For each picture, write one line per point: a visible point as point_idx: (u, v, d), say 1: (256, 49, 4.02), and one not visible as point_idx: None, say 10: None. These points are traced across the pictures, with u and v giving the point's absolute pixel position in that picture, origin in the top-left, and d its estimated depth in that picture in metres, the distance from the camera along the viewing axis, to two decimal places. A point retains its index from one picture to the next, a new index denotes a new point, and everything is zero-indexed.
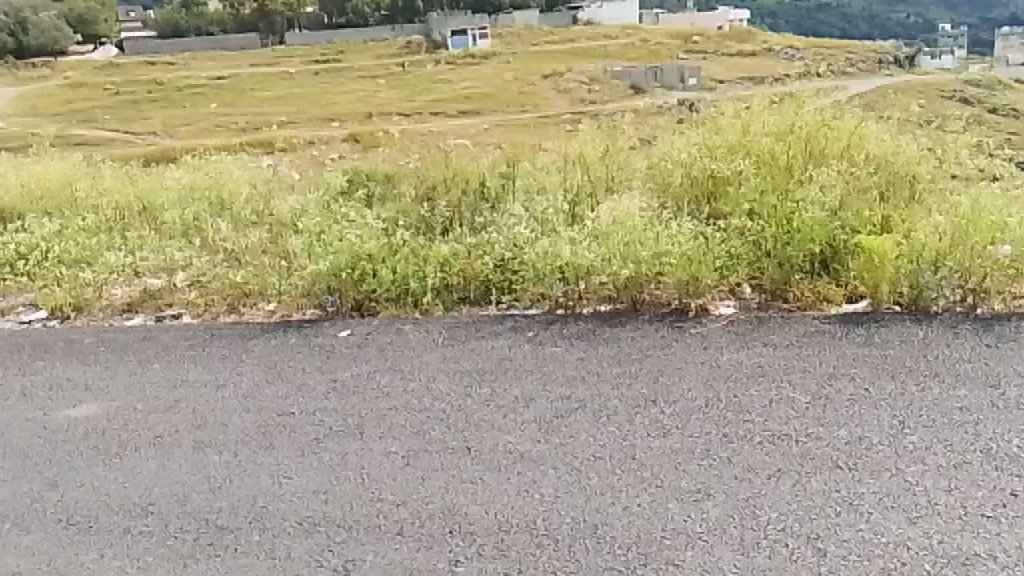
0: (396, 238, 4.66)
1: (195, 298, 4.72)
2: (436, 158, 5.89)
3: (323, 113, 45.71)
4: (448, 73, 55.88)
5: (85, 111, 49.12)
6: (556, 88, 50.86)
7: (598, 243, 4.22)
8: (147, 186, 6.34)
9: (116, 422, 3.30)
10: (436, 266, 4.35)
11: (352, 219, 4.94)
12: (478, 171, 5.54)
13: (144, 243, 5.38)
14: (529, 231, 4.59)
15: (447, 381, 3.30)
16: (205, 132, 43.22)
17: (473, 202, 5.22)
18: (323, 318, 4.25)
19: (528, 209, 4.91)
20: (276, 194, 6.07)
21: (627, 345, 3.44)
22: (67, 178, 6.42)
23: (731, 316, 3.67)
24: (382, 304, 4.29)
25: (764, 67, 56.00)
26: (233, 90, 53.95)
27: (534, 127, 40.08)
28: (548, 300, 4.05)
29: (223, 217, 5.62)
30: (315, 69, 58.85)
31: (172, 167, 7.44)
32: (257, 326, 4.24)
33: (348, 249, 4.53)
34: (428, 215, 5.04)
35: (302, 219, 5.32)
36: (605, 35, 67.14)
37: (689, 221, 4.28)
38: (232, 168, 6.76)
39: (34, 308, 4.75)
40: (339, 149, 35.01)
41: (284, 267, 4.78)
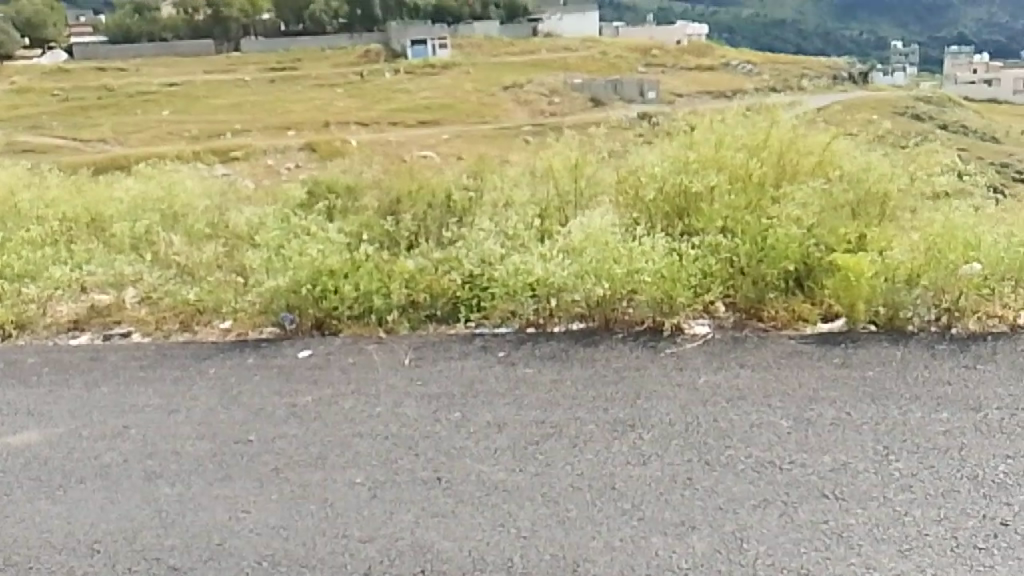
0: (359, 253, 4.49)
1: (146, 316, 4.54)
2: (402, 170, 5.75)
3: (279, 122, 45.21)
4: (408, 83, 55.66)
5: (32, 116, 47.93)
6: (516, 99, 51.01)
7: (570, 258, 4.13)
8: (96, 196, 6.10)
9: (59, 450, 3.09)
10: (401, 283, 4.22)
11: (313, 231, 4.77)
12: (445, 184, 5.41)
13: (92, 257, 5.15)
14: (498, 245, 4.49)
15: (414, 405, 3.17)
16: (158, 140, 42.46)
17: (439, 216, 5.09)
18: (281, 338, 4.09)
19: (496, 223, 4.81)
20: (232, 206, 5.87)
21: (602, 366, 3.34)
22: (10, 188, 6.15)
23: (706, 336, 3.61)
24: (345, 322, 4.15)
25: (722, 81, 56.76)
26: (187, 97, 53.13)
27: (495, 140, 40.13)
28: (517, 319, 3.94)
29: (176, 230, 5.40)
30: (273, 76, 58.17)
31: (122, 176, 7.18)
32: (211, 347, 4.07)
33: (309, 263, 4.37)
34: (393, 228, 4.89)
35: (260, 231, 5.12)
36: (565, 48, 67.52)
37: (662, 238, 4.19)
38: (187, 179, 6.54)
39: None
40: (296, 158, 34.64)
41: (241, 284, 4.61)
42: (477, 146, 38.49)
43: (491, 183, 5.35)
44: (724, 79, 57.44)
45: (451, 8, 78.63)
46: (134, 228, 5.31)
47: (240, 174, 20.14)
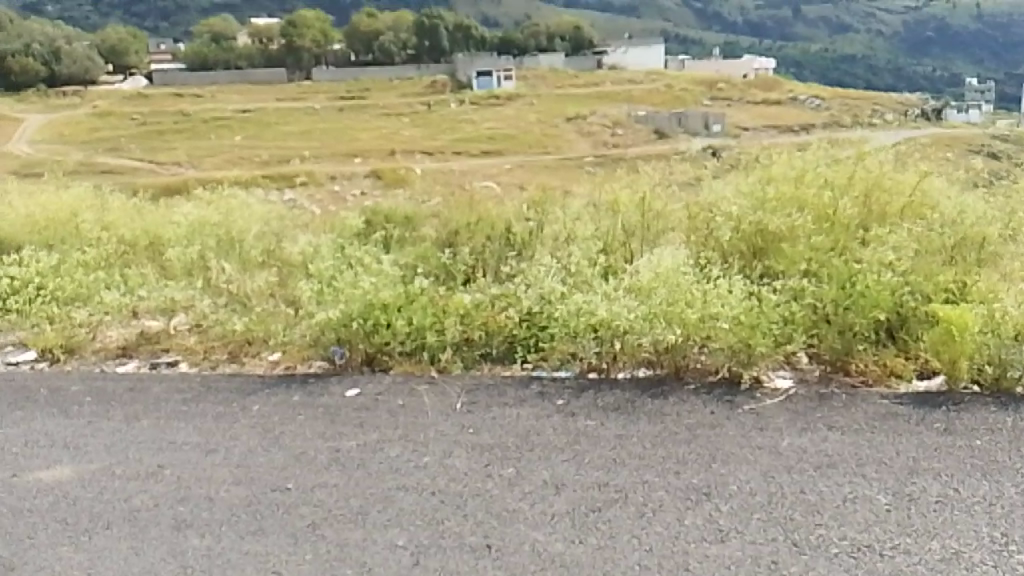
0: (413, 286, 4.27)
1: (195, 344, 4.41)
2: (462, 201, 5.55)
3: (346, 149, 45.97)
4: (472, 113, 56.20)
5: (111, 139, 49.76)
6: (580, 131, 51.02)
7: (637, 299, 3.85)
8: (154, 220, 6.04)
9: (88, 490, 2.91)
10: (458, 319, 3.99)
11: (368, 262, 4.57)
12: (504, 216, 5.19)
13: (146, 282, 5.05)
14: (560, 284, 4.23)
15: (463, 455, 2.92)
16: (230, 164, 43.57)
17: (499, 250, 4.87)
18: (332, 374, 3.88)
19: (559, 258, 4.55)
20: (288, 233, 5.74)
21: (672, 423, 3.07)
22: (73, 211, 6.13)
23: (787, 391, 3.30)
24: (396, 359, 3.93)
25: (789, 116, 55.88)
26: (258, 123, 54.54)
27: (558, 171, 40.05)
28: (578, 363, 3.68)
29: (230, 257, 5.27)
30: (341, 105, 59.36)
31: (183, 200, 7.13)
32: (256, 381, 3.89)
33: (364, 294, 4.17)
34: (449, 261, 4.65)
35: (313, 260, 4.94)
36: (630, 80, 67.44)
37: (739, 280, 3.89)
38: (247, 203, 6.47)
39: (21, 348, 4.46)
40: (362, 185, 35.14)
41: (292, 316, 4.45)
42: (540, 176, 38.50)
43: (555, 215, 5.14)
44: (792, 114, 56.54)
45: (517, 41, 79.30)
46: (189, 253, 5.20)
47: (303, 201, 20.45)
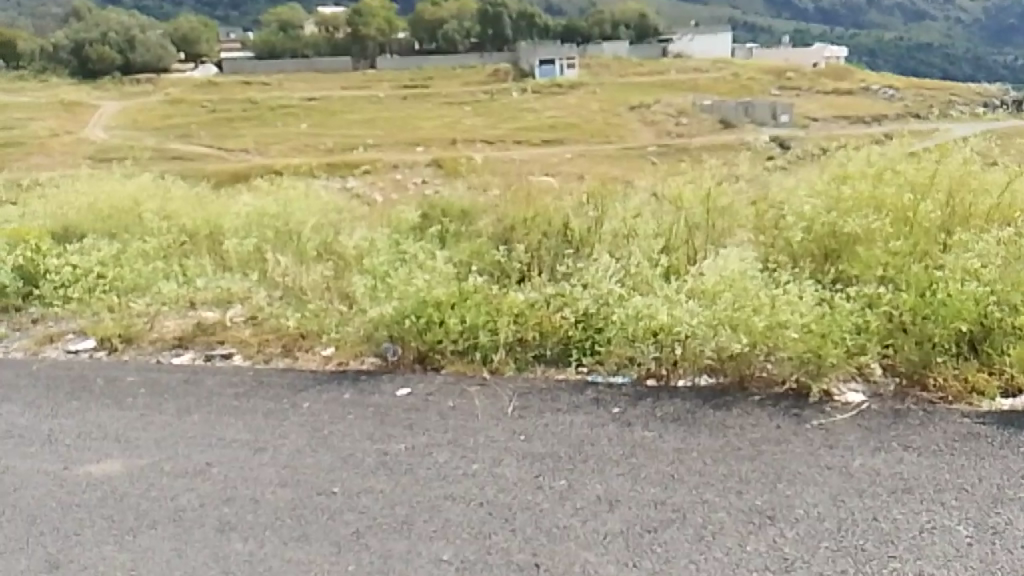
0: (468, 282, 4.18)
1: (250, 336, 4.40)
2: (520, 194, 5.45)
3: (409, 137, 46.30)
4: (534, 102, 55.99)
5: (182, 126, 51.02)
6: (643, 120, 50.42)
7: (701, 305, 3.69)
8: (214, 210, 6.09)
9: (137, 486, 2.90)
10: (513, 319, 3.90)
11: (423, 258, 4.49)
12: (563, 211, 5.06)
13: (203, 272, 5.08)
14: (618, 285, 4.09)
15: (515, 463, 2.83)
16: (295, 151, 44.26)
17: (558, 245, 4.75)
18: (385, 372, 3.82)
19: (618, 257, 4.41)
20: (345, 225, 5.71)
21: (735, 439, 2.94)
22: (137, 200, 6.24)
23: (861, 406, 3.13)
24: (448, 357, 3.84)
25: (861, 106, 54.20)
26: (323, 111, 55.27)
27: (621, 161, 39.68)
28: (637, 368, 3.55)
29: (286, 249, 5.25)
30: (404, 94, 59.74)
31: (243, 189, 7.16)
32: (309, 375, 3.86)
33: (417, 291, 4.10)
34: (504, 259, 4.55)
35: (368, 255, 4.88)
36: (695, 69, 66.30)
37: (808, 285, 3.71)
38: (306, 194, 6.48)
39: (82, 336, 4.53)
40: (423, 174, 35.33)
41: (345, 310, 4.41)
42: (601, 166, 38.16)
43: (615, 210, 4.99)
44: (863, 104, 54.85)
45: (581, 29, 78.64)
46: (247, 245, 5.21)
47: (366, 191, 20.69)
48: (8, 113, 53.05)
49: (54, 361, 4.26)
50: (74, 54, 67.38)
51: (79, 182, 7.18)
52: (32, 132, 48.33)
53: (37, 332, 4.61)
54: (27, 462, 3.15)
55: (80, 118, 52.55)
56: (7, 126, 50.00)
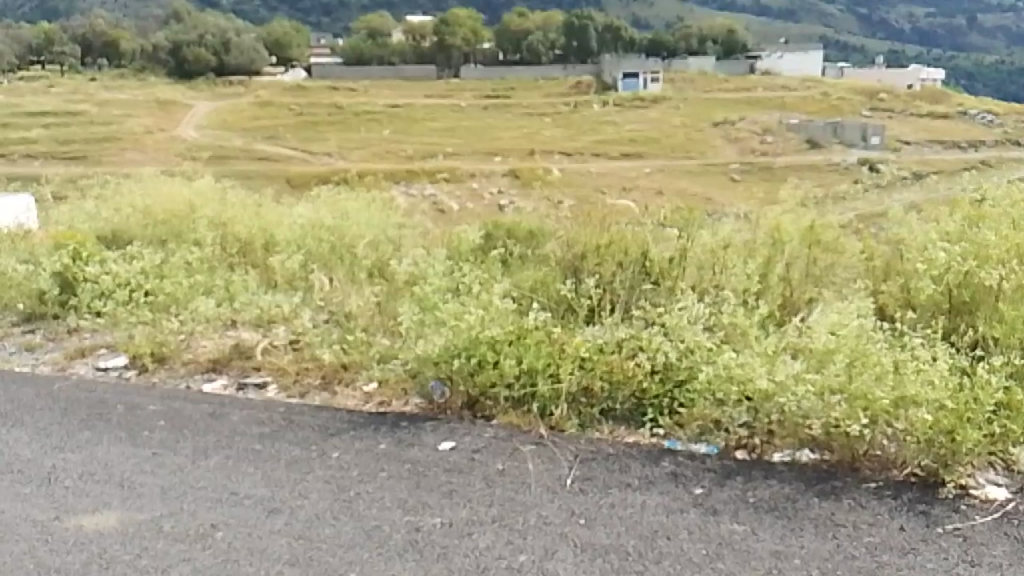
0: (529, 320, 3.66)
1: (292, 362, 4.02)
2: (600, 214, 4.92)
3: (488, 147, 46.15)
4: (616, 115, 55.23)
5: (269, 128, 52.00)
6: (726, 137, 49.21)
7: (807, 364, 3.11)
8: (269, 218, 5.74)
9: (131, 550, 2.50)
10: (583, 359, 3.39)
11: (478, 289, 3.98)
12: (641, 236, 4.50)
13: (248, 288, 4.69)
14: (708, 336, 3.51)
15: (569, 559, 2.33)
16: (376, 156, 44.54)
17: (636, 278, 4.20)
18: (432, 417, 3.35)
19: (704, 300, 3.83)
20: (400, 244, 5.25)
21: (847, 543, 2.37)
22: (190, 206, 5.92)
23: (1003, 506, 2.53)
24: (501, 405, 3.35)
25: (957, 131, 51.73)
26: (405, 118, 55.62)
27: (700, 178, 38.81)
28: (724, 436, 3.05)
29: (338, 271, 4.85)
30: (487, 103, 59.60)
31: (302, 196, 6.76)
32: (347, 415, 3.42)
33: (477, 316, 3.62)
34: (574, 292, 4.02)
35: (423, 278, 4.41)
36: (783, 87, 64.31)
37: (934, 346, 3.09)
38: (371, 207, 6.07)
39: (115, 352, 4.22)
40: (499, 186, 35.03)
41: (390, 344, 3.96)
42: (680, 183, 37.29)
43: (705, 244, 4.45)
44: (959, 129, 52.27)
45: (667, 43, 77.19)
46: (294, 261, 4.83)
47: (439, 206, 20.36)
48: (107, 109, 55.02)
49: (82, 380, 3.94)
50: (171, 55, 69.44)
51: (140, 183, 6.89)
52: (128, 128, 49.96)
53: (70, 345, 4.30)
54: (16, 506, 2.80)
55: (173, 117, 54.14)
56: (105, 122, 51.78)
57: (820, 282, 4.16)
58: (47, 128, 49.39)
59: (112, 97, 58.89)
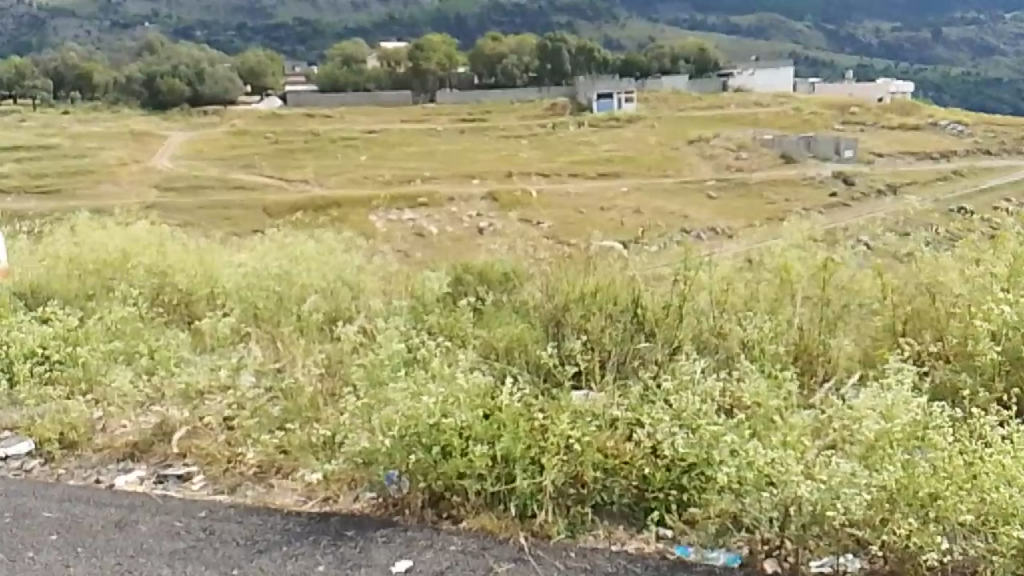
0: (501, 393, 3.00)
1: (224, 444, 3.39)
2: (583, 251, 4.36)
3: (466, 170, 45.59)
4: (592, 135, 54.96)
5: (246, 156, 51.26)
6: (702, 154, 49.04)
7: (850, 456, 2.51)
8: (210, 266, 5.11)
9: None
10: (574, 443, 2.76)
11: (435, 358, 3.34)
12: (634, 283, 3.92)
13: (176, 353, 4.03)
14: (725, 412, 2.91)
15: None
16: (354, 183, 43.87)
17: (629, 331, 3.62)
18: (387, 523, 2.73)
19: (713, 367, 3.21)
20: (354, 295, 4.59)
21: None
22: (123, 258, 5.24)
23: None
24: (469, 507, 2.74)
25: (928, 142, 51.85)
26: (382, 143, 55.04)
27: (677, 196, 38.46)
28: (746, 539, 2.47)
29: (285, 329, 4.22)
30: (463, 127, 59.05)
31: (253, 237, 6.08)
32: (284, 522, 2.80)
33: (445, 382, 3.01)
34: (556, 359, 3.39)
35: (377, 336, 3.77)
36: (756, 104, 64.38)
37: (1007, 423, 2.51)
38: (326, 243, 5.41)
39: (16, 437, 3.55)
40: (479, 209, 34.58)
41: (330, 427, 3.29)
42: (658, 201, 36.95)
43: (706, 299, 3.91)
44: (931, 140, 52.34)
45: (641, 63, 77.22)
46: (225, 322, 4.17)
47: (412, 240, 19.72)
48: (80, 142, 54.06)
49: None
50: (145, 86, 68.61)
51: (75, 229, 6.19)
52: (101, 161, 49.02)
53: None
54: None
55: (148, 148, 53.27)
56: (79, 155, 50.84)
57: (837, 332, 3.63)
58: (19, 163, 48.41)
59: (85, 130, 57.86)
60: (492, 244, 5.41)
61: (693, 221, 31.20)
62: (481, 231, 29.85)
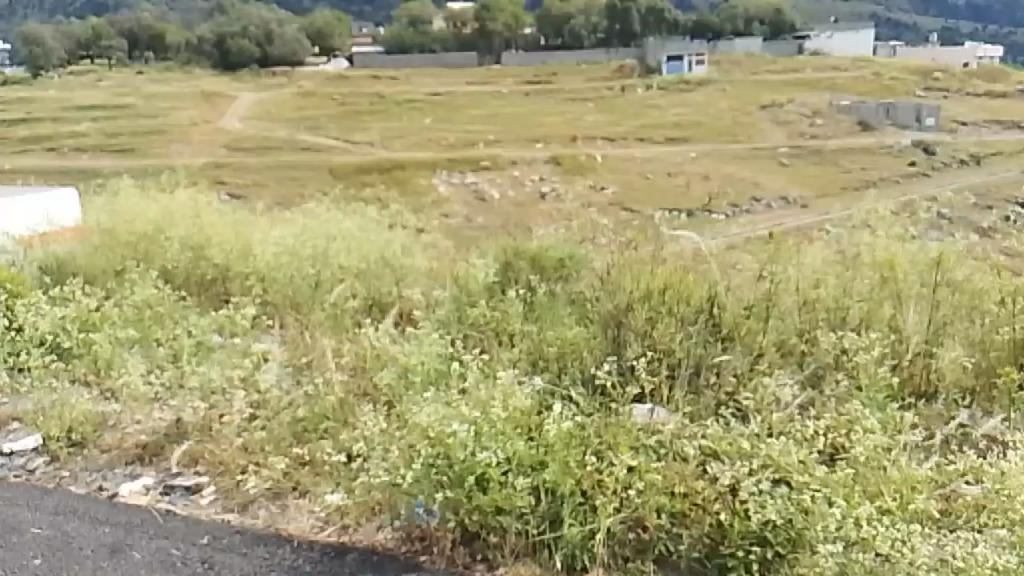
0: (555, 416, 2.54)
1: (240, 450, 3.00)
2: (650, 234, 3.87)
3: (530, 133, 44.80)
4: (660, 99, 53.46)
5: (312, 117, 51.37)
6: (774, 120, 47.23)
7: (998, 532, 2.01)
8: (242, 242, 4.75)
9: None
10: (642, 477, 2.32)
11: (478, 369, 2.91)
12: (706, 283, 3.43)
13: (202, 338, 3.67)
14: (824, 457, 2.45)
15: None
16: (418, 145, 43.48)
17: (703, 338, 3.14)
18: (413, 566, 2.33)
19: (798, 398, 2.74)
20: (393, 285, 4.20)
21: None
22: (158, 231, 4.95)
23: None
24: (506, 555, 2.31)
25: (1017, 110, 48.95)
26: (447, 106, 54.52)
27: (746, 163, 37.13)
28: None
29: (318, 319, 3.86)
30: (528, 90, 58.03)
31: (293, 210, 5.73)
32: (297, 556, 2.41)
33: (489, 395, 2.60)
34: (617, 376, 2.93)
35: (411, 338, 3.35)
36: (832, 68, 61.64)
37: None
38: (366, 221, 5.02)
39: (23, 431, 3.24)
40: (543, 174, 33.92)
41: (352, 444, 2.89)
42: (727, 168, 35.71)
43: (789, 301, 3.45)
44: (1021, 108, 49.40)
45: (712, 25, 74.71)
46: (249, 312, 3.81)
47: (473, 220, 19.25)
48: (153, 102, 54.88)
49: None
50: (216, 47, 69.22)
51: (120, 203, 5.91)
52: (173, 120, 49.64)
53: None
54: None
55: (218, 109, 53.78)
56: (152, 114, 51.58)
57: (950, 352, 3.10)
58: (95, 121, 49.36)
59: (158, 90, 58.69)
60: (550, 228, 5.00)
61: (763, 189, 30.00)
62: (544, 198, 29.24)
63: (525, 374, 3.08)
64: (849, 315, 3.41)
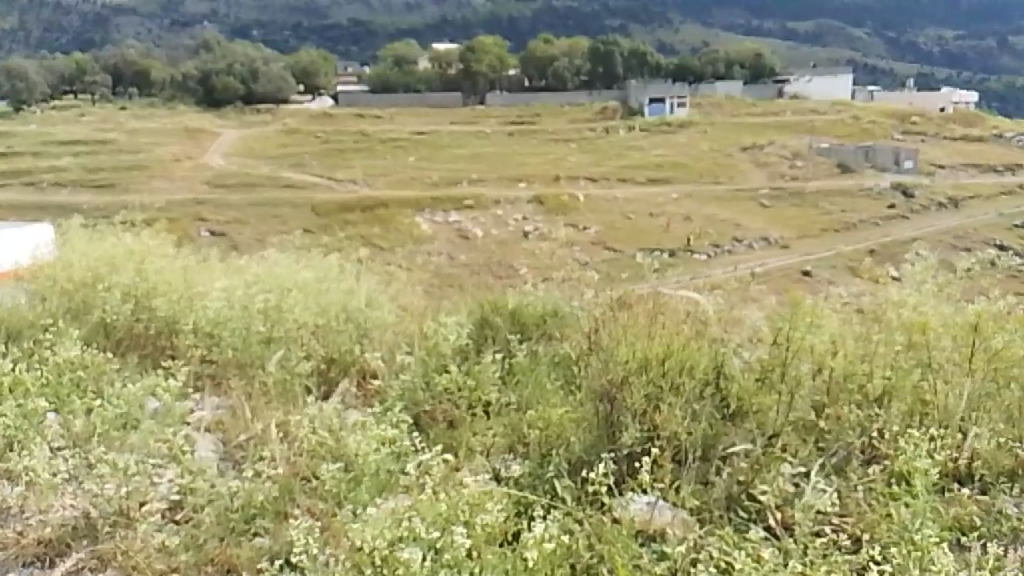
0: (537, 520, 2.06)
1: (158, 551, 2.45)
2: (640, 292, 3.43)
3: (513, 173, 44.65)
4: (643, 140, 53.66)
5: (295, 154, 51.04)
6: (755, 161, 47.40)
7: None
8: (190, 291, 4.28)
9: None
10: None
11: (440, 457, 2.44)
12: (706, 349, 2.99)
13: (129, 407, 3.16)
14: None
15: None
16: (400, 184, 43.10)
17: (711, 417, 2.70)
18: None
19: (824, 490, 2.29)
20: (353, 342, 3.73)
21: None
22: (98, 278, 4.46)
23: None
24: None
25: (992, 154, 49.54)
26: (431, 145, 54.37)
27: (727, 204, 37.03)
28: None
29: (263, 385, 3.35)
30: (511, 130, 58.09)
31: (252, 257, 5.28)
32: None
33: (455, 504, 2.15)
34: (608, 467, 2.46)
35: (368, 414, 2.89)
36: (811, 112, 62.20)
37: None
38: (326, 271, 4.56)
39: None
40: (525, 213, 33.60)
41: (288, 543, 2.37)
42: (709, 209, 35.59)
43: (805, 369, 3.01)
44: (996, 152, 49.98)
45: (694, 68, 75.41)
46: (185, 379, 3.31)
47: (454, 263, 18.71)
48: (136, 137, 54.32)
49: None
50: (201, 84, 68.97)
51: (70, 243, 5.42)
52: (155, 156, 49.10)
53: None
54: None
55: (200, 145, 53.30)
56: (133, 150, 51.02)
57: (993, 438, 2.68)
58: (75, 156, 48.70)
59: (141, 126, 58.16)
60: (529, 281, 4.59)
61: (744, 229, 29.89)
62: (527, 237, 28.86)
63: (504, 463, 2.64)
64: (872, 388, 2.98)
